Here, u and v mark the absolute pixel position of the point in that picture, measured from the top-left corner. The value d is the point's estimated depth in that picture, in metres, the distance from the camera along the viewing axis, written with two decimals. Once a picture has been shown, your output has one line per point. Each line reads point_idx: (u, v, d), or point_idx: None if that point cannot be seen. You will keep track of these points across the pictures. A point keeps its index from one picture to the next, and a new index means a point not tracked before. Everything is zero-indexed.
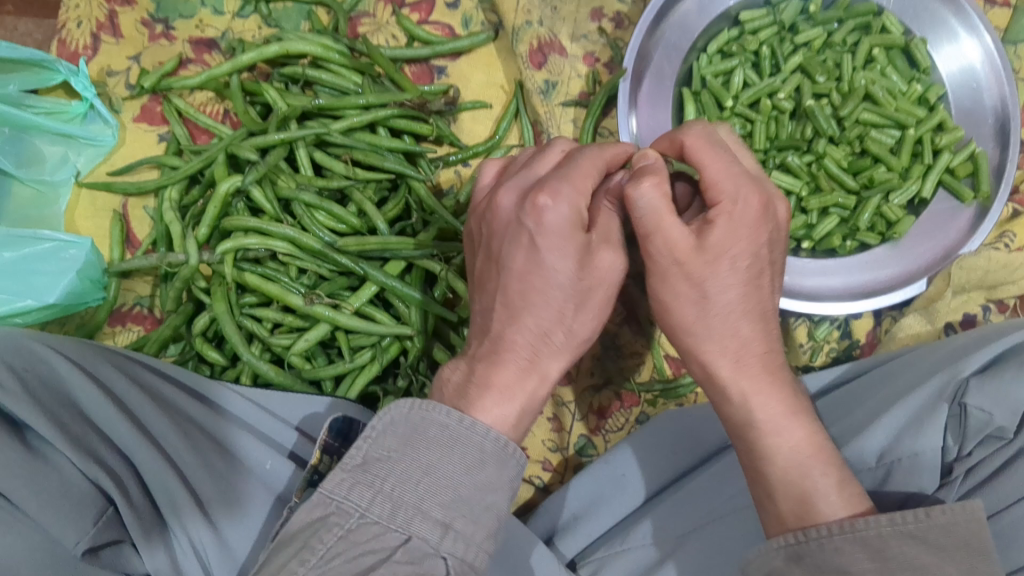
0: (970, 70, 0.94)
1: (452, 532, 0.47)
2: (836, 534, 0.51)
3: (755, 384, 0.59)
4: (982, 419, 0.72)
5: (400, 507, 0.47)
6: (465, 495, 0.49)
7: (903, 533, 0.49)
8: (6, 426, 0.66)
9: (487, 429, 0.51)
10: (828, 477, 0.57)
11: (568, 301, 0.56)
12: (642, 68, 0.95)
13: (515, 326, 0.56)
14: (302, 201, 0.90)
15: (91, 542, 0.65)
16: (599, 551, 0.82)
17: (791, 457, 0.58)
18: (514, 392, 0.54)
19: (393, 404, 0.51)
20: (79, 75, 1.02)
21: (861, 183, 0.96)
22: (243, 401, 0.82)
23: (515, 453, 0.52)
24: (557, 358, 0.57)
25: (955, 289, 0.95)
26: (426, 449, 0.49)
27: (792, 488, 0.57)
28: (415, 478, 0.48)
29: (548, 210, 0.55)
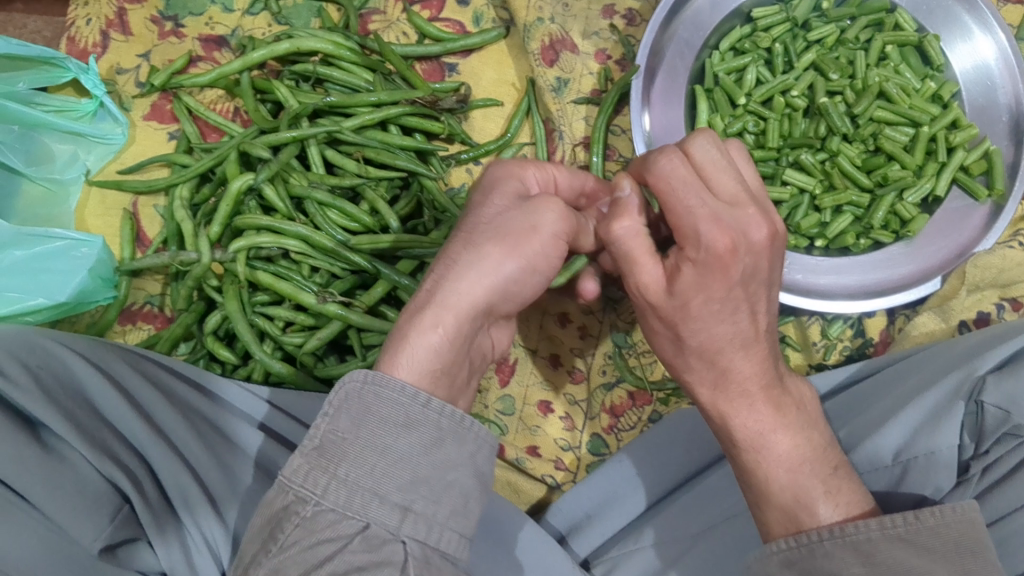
0: (984, 67, 0.94)
1: (411, 514, 0.49)
2: (825, 540, 0.53)
3: (739, 405, 0.60)
4: (999, 416, 0.71)
5: (356, 493, 0.48)
6: (424, 475, 0.50)
7: (893, 536, 0.51)
8: (20, 424, 0.66)
9: (443, 406, 0.52)
10: (817, 484, 0.59)
11: (495, 247, 0.57)
12: (655, 64, 0.95)
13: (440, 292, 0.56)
14: (314, 199, 0.90)
15: (107, 540, 0.65)
16: (612, 550, 0.82)
17: (783, 470, 0.59)
18: (422, 331, 0.54)
19: (348, 377, 0.50)
20: (89, 73, 1.01)
21: (876, 181, 0.96)
22: (235, 388, 0.81)
23: (472, 426, 0.53)
24: (468, 301, 0.55)
25: (969, 287, 0.95)
26: (380, 429, 0.50)
27: (783, 498, 0.60)
28: (371, 461, 0.49)
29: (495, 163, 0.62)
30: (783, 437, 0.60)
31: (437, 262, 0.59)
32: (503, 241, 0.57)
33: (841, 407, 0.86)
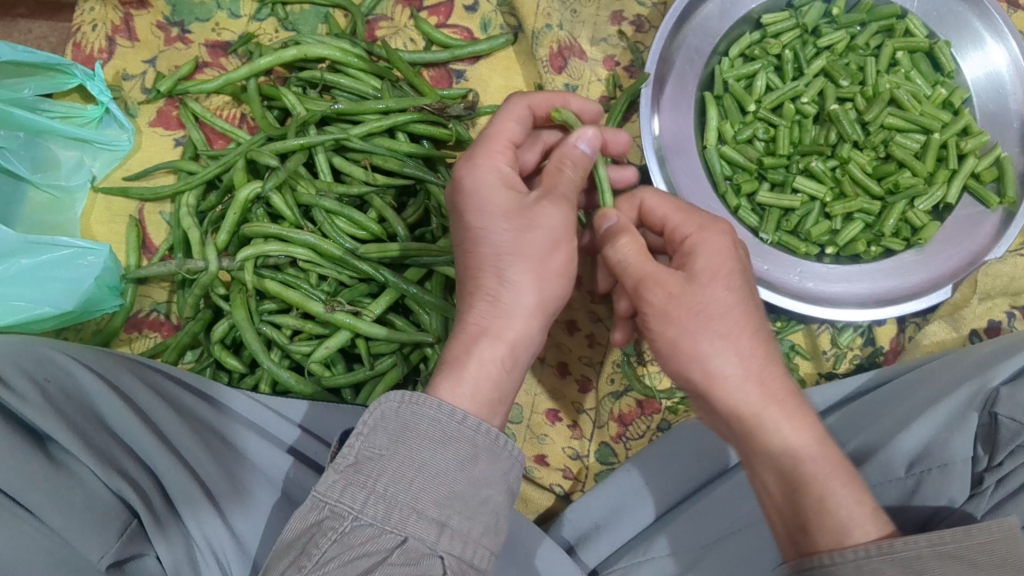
0: (996, 75, 0.93)
1: (448, 529, 0.50)
2: (884, 556, 0.54)
3: (785, 409, 0.59)
4: (1014, 427, 0.72)
5: (394, 508, 0.49)
6: (459, 491, 0.51)
7: (944, 553, 0.48)
8: (28, 438, 0.66)
9: (478, 423, 0.53)
10: (856, 504, 0.55)
11: (503, 256, 0.59)
12: (664, 71, 0.94)
13: (490, 312, 0.58)
14: (322, 207, 0.90)
15: (115, 557, 0.65)
16: (623, 559, 0.82)
17: (817, 483, 0.56)
18: (463, 362, 0.57)
19: (384, 397, 0.52)
20: (95, 79, 1.01)
21: (887, 189, 0.95)
22: (246, 399, 0.81)
23: (508, 446, 0.54)
24: (511, 317, 0.58)
25: (980, 295, 0.94)
26: (418, 446, 0.51)
27: (823, 517, 0.55)
28: (407, 477, 0.50)
29: (463, 177, 0.62)
30: (807, 442, 0.58)
31: (464, 287, 0.61)
32: (510, 253, 0.59)
33: (844, 422, 0.86)
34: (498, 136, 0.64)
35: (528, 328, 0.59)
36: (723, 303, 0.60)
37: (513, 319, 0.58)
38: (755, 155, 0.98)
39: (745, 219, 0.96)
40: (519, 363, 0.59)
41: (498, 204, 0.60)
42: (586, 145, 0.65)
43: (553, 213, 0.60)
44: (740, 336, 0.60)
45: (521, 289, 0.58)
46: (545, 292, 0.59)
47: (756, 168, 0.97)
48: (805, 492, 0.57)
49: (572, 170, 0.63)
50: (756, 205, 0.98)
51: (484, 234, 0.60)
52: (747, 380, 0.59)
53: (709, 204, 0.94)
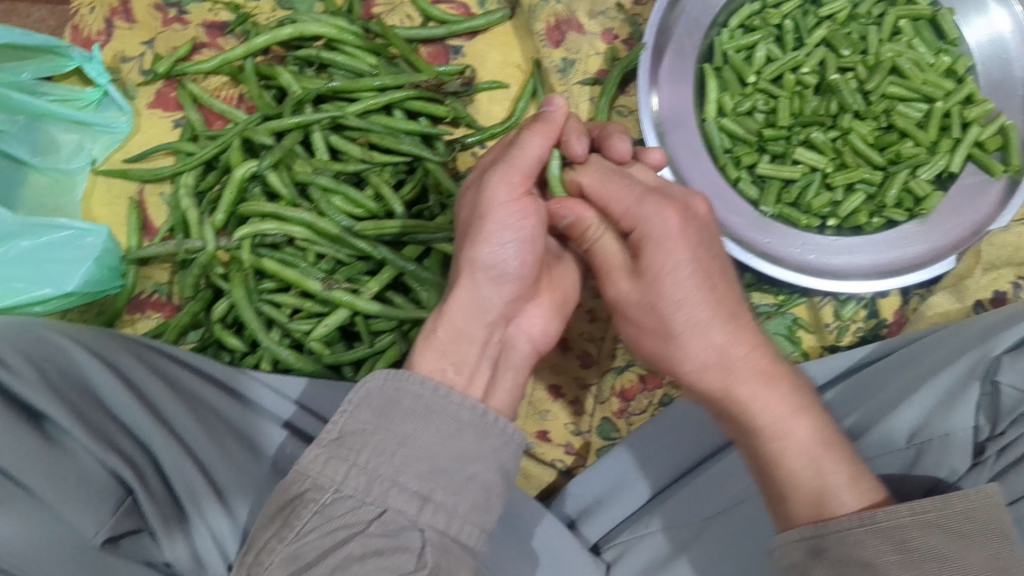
0: (1000, 40, 0.93)
1: (431, 504, 0.49)
2: (856, 526, 0.51)
3: (752, 389, 0.61)
4: (1015, 396, 0.71)
5: (375, 480, 0.48)
6: (443, 465, 0.50)
7: (924, 522, 0.50)
8: (23, 417, 0.66)
9: (460, 399, 0.53)
10: (843, 471, 0.58)
11: (465, 243, 0.62)
12: (662, 43, 0.93)
13: (449, 283, 0.61)
14: (318, 185, 0.90)
15: (110, 533, 0.65)
16: (623, 534, 0.81)
17: (797, 457, 0.59)
18: (435, 342, 0.59)
19: (370, 375, 0.52)
20: (93, 61, 1.01)
21: (889, 158, 0.94)
22: (265, 389, 0.81)
23: (497, 422, 0.54)
24: (466, 303, 0.60)
25: (985, 266, 0.92)
26: (400, 420, 0.50)
27: (808, 488, 0.58)
28: (389, 450, 0.49)
29: (469, 185, 0.67)
30: (778, 417, 0.61)
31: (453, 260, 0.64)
32: (468, 232, 0.62)
33: (840, 397, 0.85)
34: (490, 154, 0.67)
35: (467, 295, 0.60)
36: (693, 287, 0.61)
37: (458, 293, 0.60)
38: (755, 128, 0.96)
39: (745, 191, 0.95)
40: (467, 335, 0.59)
41: (468, 201, 0.65)
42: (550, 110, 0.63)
43: (490, 191, 0.60)
44: (702, 330, 0.62)
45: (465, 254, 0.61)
46: (490, 259, 0.60)
47: (756, 140, 0.96)
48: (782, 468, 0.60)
49: (533, 133, 0.61)
50: (757, 177, 0.97)
51: (462, 215, 0.66)
52: (707, 371, 0.63)
53: (707, 179, 0.94)
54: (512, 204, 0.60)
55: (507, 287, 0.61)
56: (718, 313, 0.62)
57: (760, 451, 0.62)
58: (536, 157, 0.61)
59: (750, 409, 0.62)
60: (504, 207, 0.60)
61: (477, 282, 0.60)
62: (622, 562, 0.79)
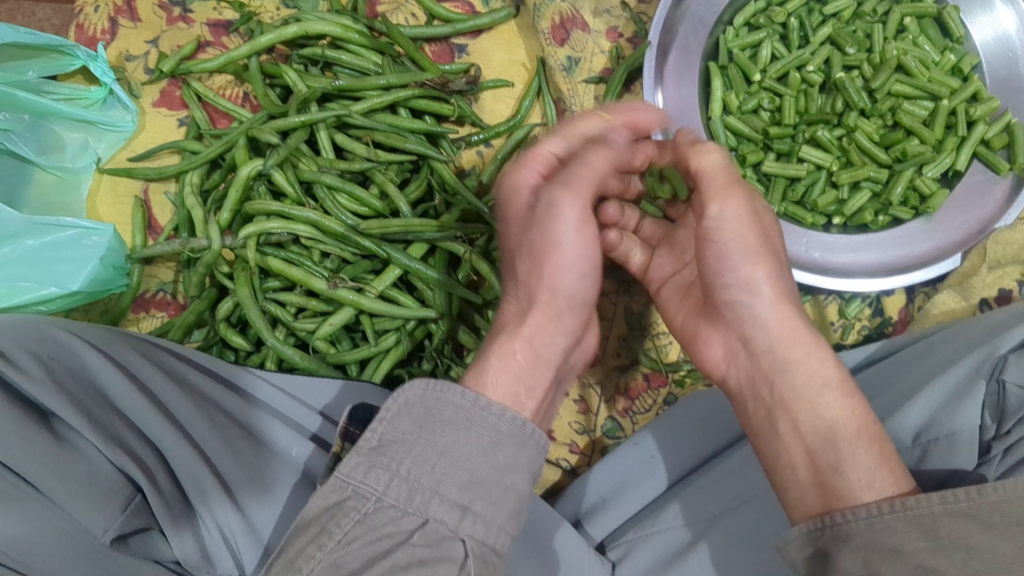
0: (1004, 37, 0.92)
1: (471, 514, 0.49)
2: (885, 514, 0.49)
3: (799, 349, 0.61)
4: (1021, 394, 0.70)
5: (417, 490, 0.48)
6: (482, 476, 0.50)
7: (955, 511, 0.47)
8: (32, 416, 0.66)
9: (502, 410, 0.52)
10: (874, 462, 0.55)
11: (532, 267, 0.59)
12: (667, 42, 0.93)
13: (518, 311, 0.59)
14: (323, 183, 0.89)
15: (119, 530, 0.65)
16: (628, 533, 0.82)
17: (835, 429, 0.58)
18: (505, 364, 0.56)
19: (407, 385, 0.51)
20: (98, 60, 1.01)
21: (894, 156, 0.94)
22: (275, 391, 0.82)
23: (534, 432, 0.54)
24: (543, 335, 0.58)
25: (990, 264, 0.92)
26: (441, 430, 0.50)
27: (843, 463, 0.56)
28: (430, 461, 0.49)
29: (506, 187, 0.62)
30: (825, 385, 0.60)
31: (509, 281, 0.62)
32: (536, 252, 0.59)
33: None
34: (537, 149, 0.61)
35: (546, 317, 0.58)
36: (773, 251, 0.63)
37: (529, 316, 0.58)
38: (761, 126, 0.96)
39: (750, 189, 0.96)
40: (544, 359, 0.58)
41: (521, 227, 0.61)
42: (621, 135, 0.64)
43: (559, 213, 0.57)
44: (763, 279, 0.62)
45: (536, 285, 0.59)
46: (566, 285, 0.58)
47: (761, 138, 0.96)
48: (814, 438, 0.59)
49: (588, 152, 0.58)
50: (762, 175, 0.98)
51: (512, 237, 0.62)
52: (766, 319, 0.63)
53: None
54: (585, 226, 0.57)
55: (577, 312, 0.61)
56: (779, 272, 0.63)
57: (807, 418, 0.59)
58: (593, 163, 0.58)
59: (795, 374, 0.61)
60: (579, 229, 0.57)
61: (554, 310, 0.59)
62: (627, 559, 0.79)
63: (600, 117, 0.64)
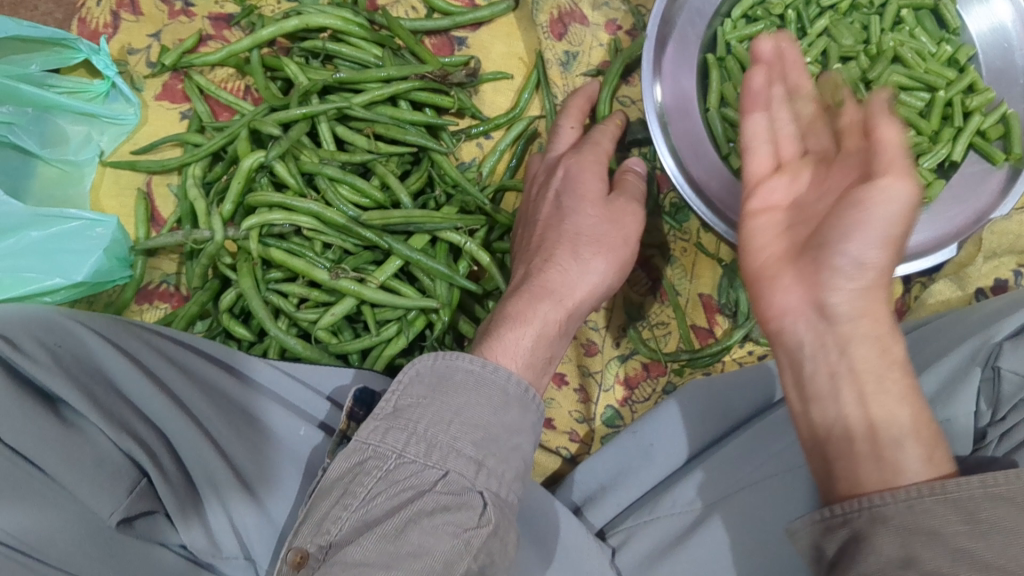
0: (1001, 29, 0.93)
1: (484, 469, 0.58)
2: (923, 496, 0.51)
3: (878, 326, 0.59)
4: (1016, 382, 0.71)
5: (433, 447, 0.57)
6: (494, 433, 0.60)
7: (995, 495, 0.49)
8: (40, 401, 0.67)
9: (509, 375, 0.63)
10: (927, 454, 0.55)
11: (593, 250, 0.77)
12: (665, 33, 0.94)
13: (561, 285, 0.75)
14: (325, 175, 0.90)
15: (125, 513, 0.66)
16: (628, 520, 0.83)
17: (897, 415, 0.57)
18: (542, 333, 0.72)
19: (418, 359, 0.61)
20: (100, 54, 1.01)
21: (890, 148, 0.95)
22: (275, 373, 0.82)
23: (534, 399, 0.65)
24: (577, 311, 0.76)
25: (986, 254, 0.93)
26: (454, 393, 0.60)
27: (904, 453, 0.55)
28: (446, 420, 0.58)
29: (583, 177, 0.80)
30: (887, 365, 0.58)
31: (557, 248, 0.77)
32: (594, 239, 0.77)
33: None
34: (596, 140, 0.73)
35: (586, 298, 0.76)
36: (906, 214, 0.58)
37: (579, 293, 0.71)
38: None
39: None
40: (565, 334, 0.76)
41: (588, 214, 0.78)
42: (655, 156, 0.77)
43: (636, 217, 0.79)
44: (886, 240, 0.57)
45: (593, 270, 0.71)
46: (603, 273, 0.77)
47: None
48: (877, 415, 0.57)
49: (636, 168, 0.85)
50: None
51: (573, 216, 0.78)
52: (867, 287, 0.58)
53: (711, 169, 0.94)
54: (632, 237, 0.79)
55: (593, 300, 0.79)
56: (899, 240, 0.58)
57: (868, 394, 0.58)
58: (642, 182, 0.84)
59: (867, 348, 0.59)
60: (631, 238, 0.79)
61: (588, 298, 0.77)
62: (626, 548, 0.80)
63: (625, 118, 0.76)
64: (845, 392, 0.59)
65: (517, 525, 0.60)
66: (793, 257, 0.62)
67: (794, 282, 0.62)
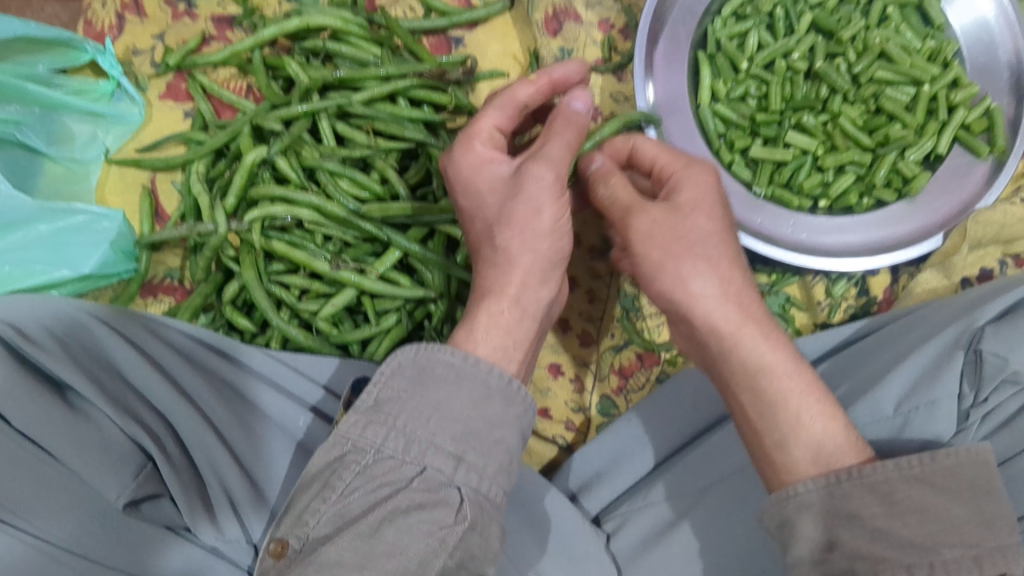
0: (984, 24, 0.95)
1: (465, 463, 0.55)
2: (844, 480, 0.57)
3: (758, 332, 0.66)
4: (997, 364, 0.72)
5: (413, 442, 0.54)
6: (475, 428, 0.56)
7: (910, 477, 0.54)
8: (47, 387, 0.69)
9: (489, 367, 0.59)
10: (821, 408, 0.63)
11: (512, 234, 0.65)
12: (657, 28, 0.96)
13: (498, 275, 0.66)
14: (326, 169, 0.93)
15: (130, 497, 0.68)
16: (622, 506, 0.85)
17: (793, 403, 0.64)
18: (494, 323, 0.64)
19: (400, 348, 0.58)
20: (106, 54, 1.05)
21: (877, 141, 0.97)
22: (266, 357, 0.84)
23: (520, 391, 0.60)
24: (533, 295, 0.66)
25: (972, 244, 0.91)
26: (435, 386, 0.57)
27: (808, 434, 0.62)
28: (425, 415, 0.55)
29: (482, 156, 0.69)
30: (777, 361, 0.65)
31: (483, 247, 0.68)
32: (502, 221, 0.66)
33: (832, 370, 0.89)
34: (481, 129, 0.70)
35: (531, 281, 0.66)
36: (704, 231, 0.68)
37: (514, 273, 0.65)
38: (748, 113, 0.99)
39: (738, 174, 0.98)
40: (530, 314, 0.66)
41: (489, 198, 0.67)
42: (581, 102, 0.71)
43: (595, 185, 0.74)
44: (709, 255, 0.67)
45: (513, 252, 0.66)
46: (539, 251, 0.66)
47: (748, 125, 0.99)
48: (779, 415, 0.64)
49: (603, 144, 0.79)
50: (749, 160, 1.00)
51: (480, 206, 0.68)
52: (722, 302, 0.67)
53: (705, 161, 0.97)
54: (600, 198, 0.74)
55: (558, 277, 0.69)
56: (721, 254, 0.68)
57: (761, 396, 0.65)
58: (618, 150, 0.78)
59: (749, 353, 0.66)
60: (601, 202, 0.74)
61: (536, 277, 0.66)
62: (621, 534, 0.83)
63: (528, 84, 0.73)
64: (749, 406, 0.66)
65: (501, 517, 0.57)
66: (666, 297, 0.70)
67: (688, 305, 0.68)
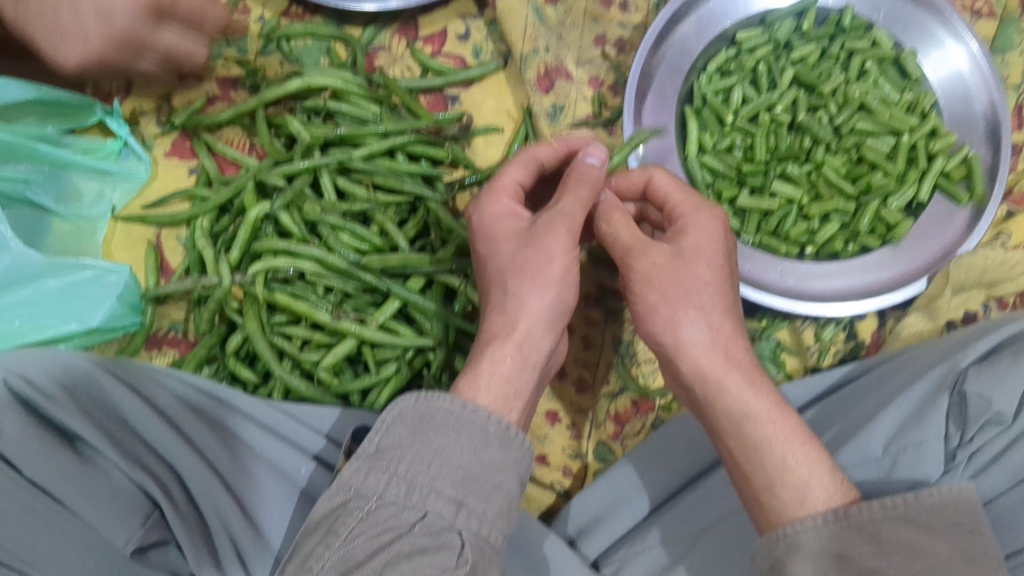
0: (958, 76, 1.00)
1: (465, 508, 0.56)
2: (831, 523, 0.59)
3: (745, 378, 0.69)
4: (981, 405, 0.74)
5: (414, 487, 0.56)
6: (475, 474, 0.58)
7: (894, 516, 0.57)
8: (57, 437, 0.71)
9: (488, 415, 0.61)
10: (806, 454, 0.65)
11: (522, 281, 0.68)
12: (644, 85, 1.01)
13: (504, 321, 0.68)
14: (327, 223, 0.96)
15: (139, 543, 0.70)
16: (620, 550, 0.86)
17: (777, 447, 0.66)
18: (497, 371, 0.66)
19: (399, 398, 0.61)
20: (114, 115, 1.08)
21: (860, 189, 1.00)
22: (258, 402, 0.83)
23: (517, 437, 0.62)
24: (536, 343, 0.68)
25: (954, 287, 0.97)
26: (435, 434, 0.59)
27: (793, 478, 0.64)
28: (426, 460, 0.57)
29: (501, 208, 0.73)
30: (762, 407, 0.68)
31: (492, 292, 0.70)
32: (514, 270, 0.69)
33: (823, 413, 0.91)
34: (504, 182, 0.74)
35: (536, 328, 0.68)
36: (703, 280, 0.70)
37: (521, 320, 0.68)
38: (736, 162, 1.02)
39: None
40: (531, 363, 0.68)
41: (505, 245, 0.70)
42: (596, 158, 0.73)
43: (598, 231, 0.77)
44: (703, 302, 0.70)
45: (521, 301, 0.68)
46: (547, 299, 0.68)
47: (736, 175, 1.02)
48: (765, 458, 0.66)
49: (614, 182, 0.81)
50: (737, 209, 1.03)
51: (492, 253, 0.71)
52: (712, 349, 0.69)
53: None
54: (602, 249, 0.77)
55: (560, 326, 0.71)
56: (716, 304, 0.70)
57: (747, 441, 0.67)
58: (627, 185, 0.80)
59: (736, 399, 0.68)
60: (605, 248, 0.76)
61: (541, 324, 0.69)
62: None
63: (547, 146, 0.77)
64: (735, 448, 0.68)
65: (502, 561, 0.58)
66: (657, 341, 0.72)
67: (678, 350, 0.70)
